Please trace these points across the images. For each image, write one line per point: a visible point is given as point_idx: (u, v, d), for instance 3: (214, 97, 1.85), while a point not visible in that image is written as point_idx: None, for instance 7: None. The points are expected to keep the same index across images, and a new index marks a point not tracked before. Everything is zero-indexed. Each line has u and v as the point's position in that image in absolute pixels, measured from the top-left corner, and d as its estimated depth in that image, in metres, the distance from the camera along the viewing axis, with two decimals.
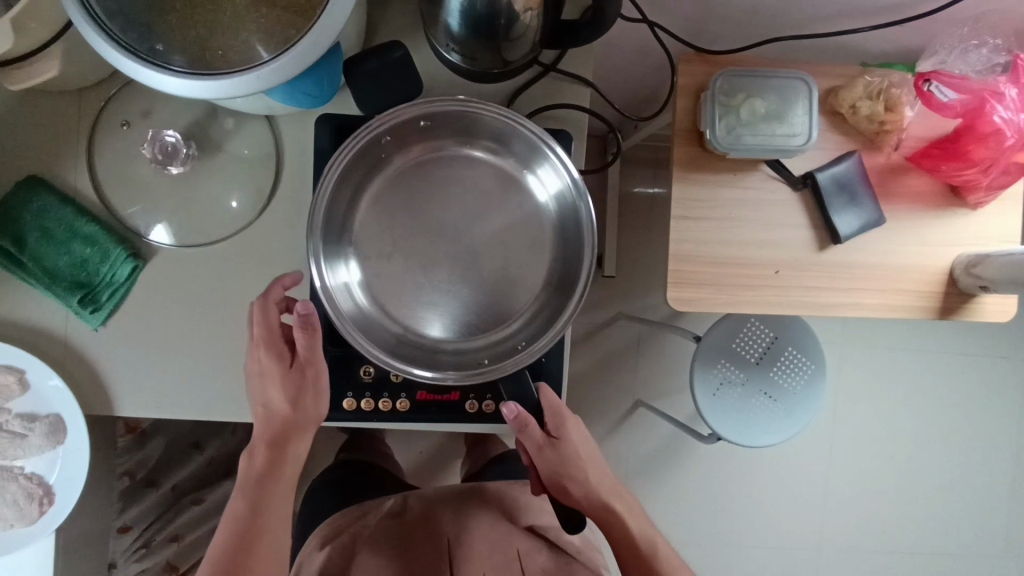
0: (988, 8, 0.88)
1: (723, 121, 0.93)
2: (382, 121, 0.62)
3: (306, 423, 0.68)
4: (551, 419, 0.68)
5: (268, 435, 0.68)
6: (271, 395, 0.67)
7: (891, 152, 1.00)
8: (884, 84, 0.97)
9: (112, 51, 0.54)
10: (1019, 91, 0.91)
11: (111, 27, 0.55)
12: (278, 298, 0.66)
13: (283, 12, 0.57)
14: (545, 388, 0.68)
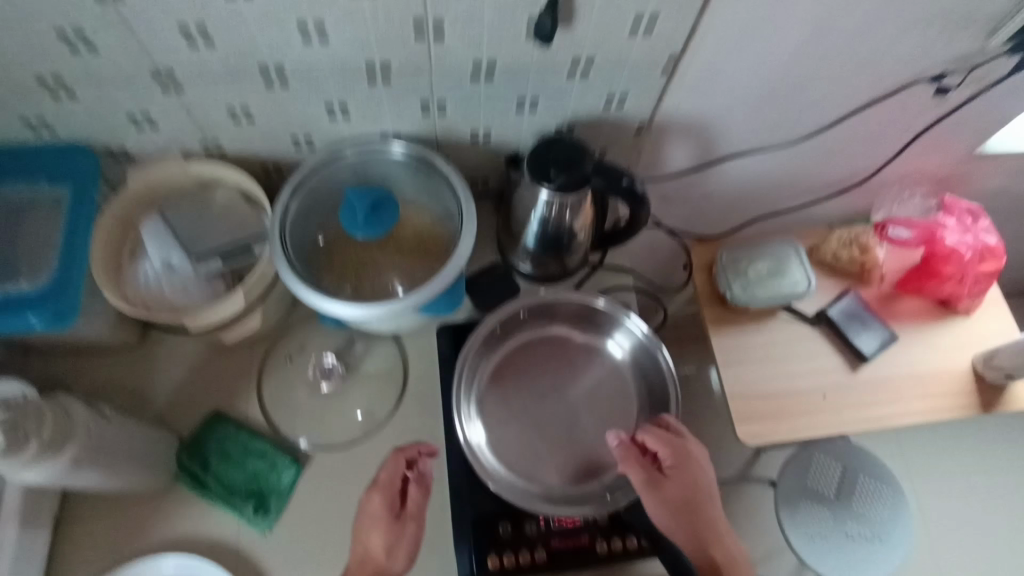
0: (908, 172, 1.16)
1: (737, 282, 1.16)
2: (496, 315, 0.84)
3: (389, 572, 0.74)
4: (665, 456, 0.76)
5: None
6: (371, 542, 0.75)
7: (880, 284, 1.20)
8: (853, 234, 1.20)
9: (301, 289, 0.74)
10: (957, 219, 1.15)
11: (304, 276, 0.76)
12: (408, 453, 0.77)
13: (412, 262, 0.82)
14: (654, 429, 0.77)
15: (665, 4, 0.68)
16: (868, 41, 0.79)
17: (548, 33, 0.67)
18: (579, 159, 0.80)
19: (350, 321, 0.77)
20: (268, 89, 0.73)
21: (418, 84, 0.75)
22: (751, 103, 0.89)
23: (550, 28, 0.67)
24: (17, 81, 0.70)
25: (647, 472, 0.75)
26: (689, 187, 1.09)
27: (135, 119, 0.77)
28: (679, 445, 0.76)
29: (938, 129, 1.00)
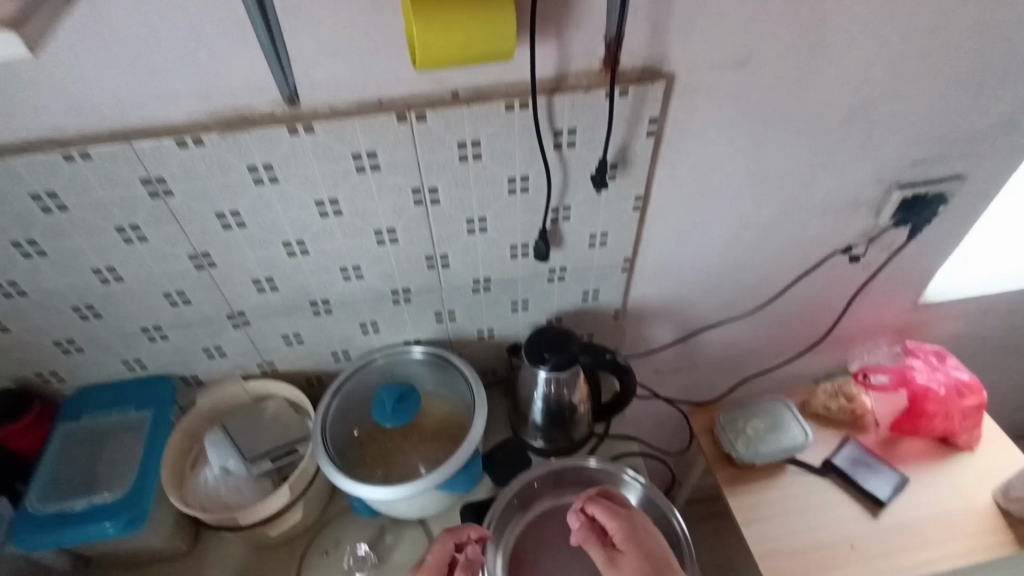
0: (870, 327, 1.30)
1: (740, 440, 1.23)
2: (513, 486, 0.93)
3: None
4: (618, 532, 0.81)
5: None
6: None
7: (875, 428, 1.27)
8: (837, 384, 1.30)
9: (339, 477, 0.85)
10: (923, 360, 1.27)
11: (342, 467, 0.88)
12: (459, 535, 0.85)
13: (435, 445, 0.94)
14: (603, 506, 0.84)
15: (611, 224, 0.91)
16: (781, 230, 1.01)
17: (545, 251, 0.90)
18: (567, 341, 0.96)
19: (382, 503, 0.86)
20: (316, 317, 0.94)
21: (432, 300, 0.95)
22: (706, 284, 1.08)
23: (543, 248, 0.89)
24: (124, 333, 0.90)
25: (603, 548, 0.82)
26: (676, 360, 1.23)
27: (209, 352, 0.96)
28: (629, 520, 0.82)
29: (872, 287, 1.17)
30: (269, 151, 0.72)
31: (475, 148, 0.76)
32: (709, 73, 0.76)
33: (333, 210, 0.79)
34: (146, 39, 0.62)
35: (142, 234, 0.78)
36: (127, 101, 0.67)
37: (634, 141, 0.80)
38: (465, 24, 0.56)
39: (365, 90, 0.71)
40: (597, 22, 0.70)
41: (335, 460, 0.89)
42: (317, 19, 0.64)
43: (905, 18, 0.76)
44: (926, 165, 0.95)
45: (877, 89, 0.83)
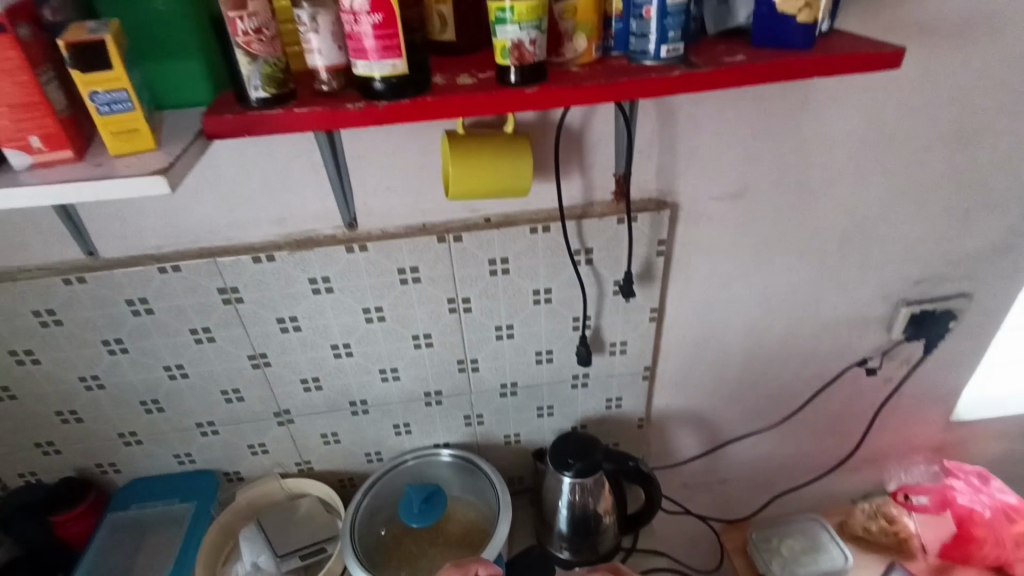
0: (905, 445, 1.27)
1: (775, 561, 1.16)
2: None
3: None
4: None
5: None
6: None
7: (925, 555, 1.18)
8: (876, 504, 1.23)
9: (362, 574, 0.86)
10: (963, 480, 1.22)
11: (367, 566, 0.90)
12: None
13: (458, 549, 0.95)
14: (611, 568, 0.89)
15: (629, 335, 0.98)
16: (794, 343, 1.06)
17: (587, 355, 0.93)
18: (591, 448, 0.98)
19: None
20: (353, 416, 1.00)
21: (462, 403, 1.02)
22: (727, 395, 1.11)
23: (588, 353, 0.92)
24: (180, 427, 0.98)
25: None
26: (704, 474, 1.22)
27: (253, 449, 1.02)
28: None
29: (896, 402, 1.17)
30: (328, 266, 0.83)
31: (504, 264, 0.87)
32: (709, 203, 0.88)
33: (377, 316, 0.89)
34: (240, 179, 0.78)
35: (211, 334, 0.88)
36: (217, 224, 0.81)
37: (646, 260, 0.90)
38: (495, 166, 0.69)
39: (411, 216, 0.83)
40: (609, 162, 0.82)
41: (361, 560, 0.91)
42: (377, 162, 0.78)
43: (880, 159, 0.87)
44: (928, 284, 1.02)
45: (864, 217, 0.93)
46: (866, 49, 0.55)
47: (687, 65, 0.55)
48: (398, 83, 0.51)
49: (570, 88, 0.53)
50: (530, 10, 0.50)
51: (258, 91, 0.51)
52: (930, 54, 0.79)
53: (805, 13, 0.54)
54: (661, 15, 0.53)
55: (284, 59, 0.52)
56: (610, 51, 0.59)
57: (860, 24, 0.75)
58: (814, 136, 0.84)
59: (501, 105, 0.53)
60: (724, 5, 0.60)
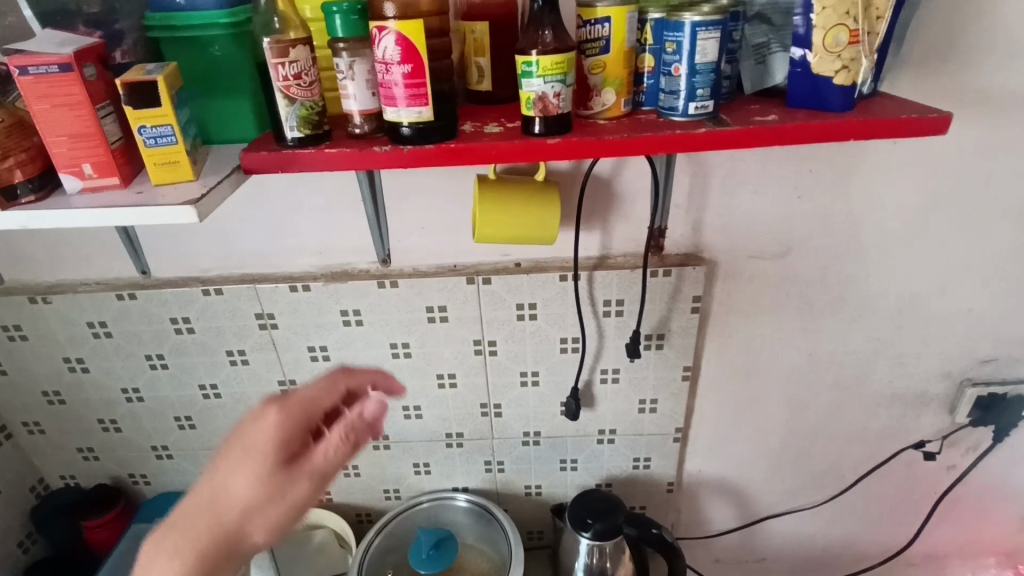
0: (975, 545, 1.12)
1: None
2: None
3: (258, 540, 0.52)
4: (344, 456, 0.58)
5: (210, 513, 0.51)
6: (233, 484, 0.51)
7: None
8: None
9: None
10: None
11: None
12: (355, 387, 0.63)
13: None
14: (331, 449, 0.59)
15: (660, 393, 0.94)
16: (842, 417, 0.98)
17: (577, 410, 0.92)
18: (614, 509, 0.93)
19: None
20: (374, 451, 1.00)
21: (482, 448, 1.00)
22: (765, 466, 1.03)
23: (576, 408, 0.91)
24: (209, 446, 1.01)
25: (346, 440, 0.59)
26: (739, 551, 1.13)
27: None
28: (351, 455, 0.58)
29: (960, 494, 1.06)
30: (359, 299, 0.85)
31: (532, 310, 0.86)
32: (749, 261, 0.84)
33: (404, 352, 0.90)
34: (285, 212, 0.81)
35: (245, 357, 0.91)
36: (260, 253, 0.84)
37: (680, 316, 0.86)
38: (524, 213, 0.70)
39: (444, 257, 0.84)
40: (644, 215, 0.81)
41: None
42: (413, 202, 0.80)
43: (938, 226, 0.82)
44: (997, 364, 0.93)
45: (922, 287, 0.87)
46: (907, 115, 0.53)
47: (716, 123, 0.54)
48: (424, 129, 0.52)
49: (593, 141, 0.53)
50: (557, 64, 0.51)
51: (293, 131, 0.53)
52: (997, 121, 0.75)
53: (843, 75, 0.53)
54: (690, 73, 0.53)
55: (321, 102, 0.54)
56: (641, 106, 0.59)
57: (918, 88, 0.72)
58: (864, 198, 0.80)
59: (523, 154, 0.53)
60: (763, 64, 0.60)
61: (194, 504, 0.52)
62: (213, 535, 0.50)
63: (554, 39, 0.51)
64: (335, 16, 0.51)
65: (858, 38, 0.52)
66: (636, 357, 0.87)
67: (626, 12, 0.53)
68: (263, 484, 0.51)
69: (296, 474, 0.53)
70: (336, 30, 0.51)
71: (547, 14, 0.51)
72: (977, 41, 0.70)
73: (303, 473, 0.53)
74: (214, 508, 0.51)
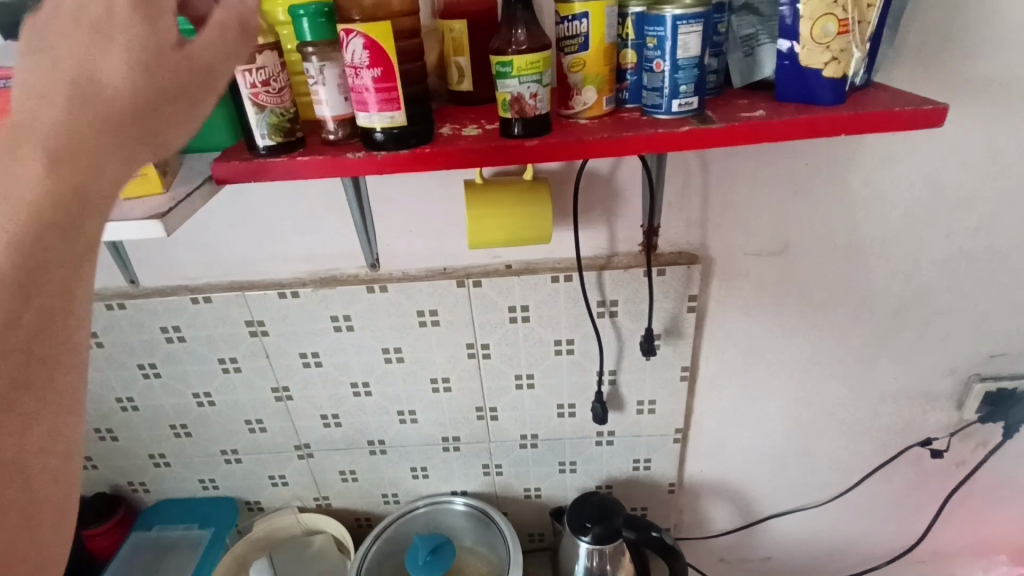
0: (985, 542, 1.10)
1: None
2: None
3: (152, 141, 0.40)
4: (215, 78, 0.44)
5: (89, 108, 0.37)
6: (102, 64, 0.38)
7: None
8: None
9: None
10: None
11: None
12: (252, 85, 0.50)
13: None
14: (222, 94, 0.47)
15: (658, 394, 0.92)
16: (846, 414, 0.96)
17: (605, 414, 0.89)
18: (611, 513, 0.91)
19: None
20: (370, 456, 0.99)
21: (480, 451, 0.98)
22: (769, 465, 1.01)
23: (607, 412, 0.88)
24: (206, 453, 1.00)
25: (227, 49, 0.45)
26: (743, 550, 1.11)
27: (274, 479, 1.04)
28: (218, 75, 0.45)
29: (970, 491, 1.04)
30: (349, 305, 0.84)
31: (524, 312, 0.84)
32: (745, 258, 0.82)
33: (396, 356, 0.89)
34: (271, 219, 0.80)
35: (237, 365, 0.90)
36: (247, 260, 0.83)
37: (675, 316, 0.84)
38: (515, 211, 0.68)
39: (433, 260, 0.83)
40: (636, 213, 0.79)
41: None
42: (400, 205, 0.79)
43: (942, 219, 0.80)
44: (1006, 358, 0.91)
45: (926, 280, 0.84)
46: (901, 107, 0.50)
47: (701, 120, 0.52)
48: (398, 133, 0.51)
49: (572, 142, 0.51)
50: (532, 64, 0.49)
51: (264, 139, 0.52)
52: (1002, 109, 0.72)
53: (832, 66, 0.51)
54: (672, 69, 0.51)
55: (292, 109, 0.53)
56: (625, 103, 0.57)
57: (917, 76, 0.70)
58: (863, 193, 0.78)
59: (501, 158, 0.52)
60: (751, 57, 0.58)
61: (42, 91, 0.36)
62: (116, 169, 0.38)
63: (529, 37, 0.50)
64: (301, 20, 0.49)
65: (848, 28, 0.50)
66: (651, 355, 0.85)
67: (605, 6, 0.51)
68: (155, 77, 0.40)
69: (202, 88, 0.43)
70: (304, 33, 0.49)
71: (521, 11, 0.49)
72: (979, 24, 0.67)
73: (187, 62, 0.42)
74: (81, 94, 0.37)
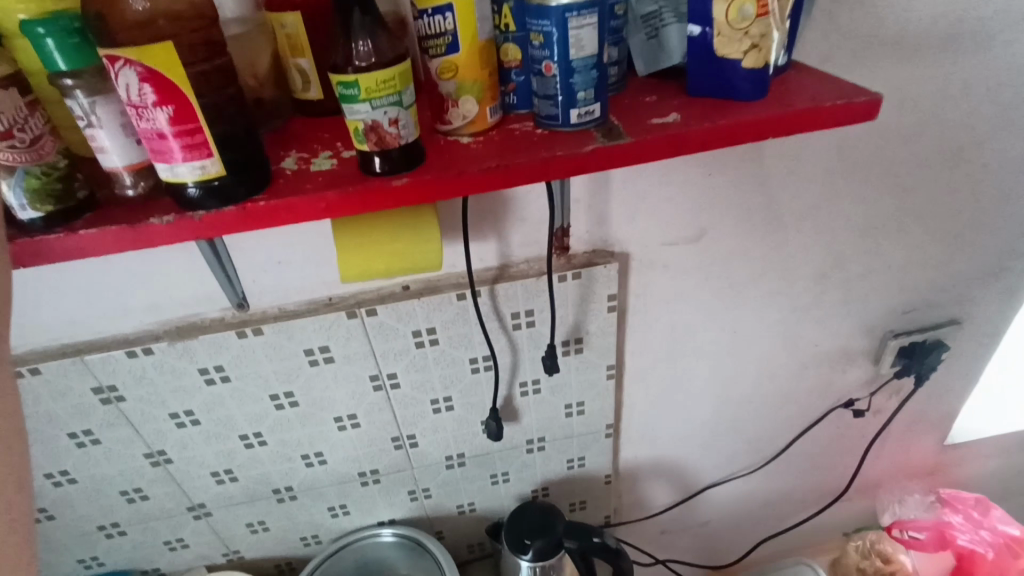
0: (895, 473, 1.16)
1: None
2: None
3: None
4: None
5: None
6: None
7: None
8: (869, 542, 1.13)
9: None
10: (963, 516, 1.10)
11: None
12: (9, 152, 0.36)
13: None
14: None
15: (586, 395, 0.86)
16: (771, 384, 0.95)
17: (497, 429, 0.81)
18: (550, 522, 0.87)
19: None
20: (280, 503, 0.88)
21: (403, 479, 0.90)
22: (702, 441, 1.00)
23: (497, 428, 0.80)
24: (80, 532, 0.85)
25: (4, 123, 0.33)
26: (684, 520, 1.11)
27: (171, 544, 0.90)
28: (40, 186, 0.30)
29: (886, 433, 1.08)
30: (218, 353, 0.70)
31: (431, 334, 0.74)
32: (663, 249, 0.75)
33: (288, 401, 0.77)
34: (99, 267, 0.64)
35: (94, 437, 0.75)
36: (80, 317, 0.67)
37: (597, 317, 0.77)
38: (391, 238, 0.55)
39: (314, 291, 0.70)
40: (543, 215, 0.70)
41: None
42: (261, 233, 0.65)
43: (856, 189, 0.77)
44: (916, 313, 0.92)
45: (841, 248, 0.82)
46: (831, 102, 0.43)
47: (607, 132, 0.43)
48: (220, 187, 0.38)
49: (451, 176, 0.40)
50: (385, 82, 0.38)
51: (26, 210, 0.38)
52: (909, 72, 0.68)
53: (752, 56, 0.43)
54: (565, 73, 0.40)
55: (64, 162, 0.39)
56: (513, 109, 0.47)
57: (825, 44, 0.64)
58: (779, 168, 0.72)
59: (364, 204, 0.40)
60: (655, 39, 0.48)
61: None
62: None
63: (374, 47, 0.38)
64: (44, 41, 0.35)
65: (767, 8, 0.41)
66: (554, 372, 0.77)
67: None
68: None
69: None
70: (54, 61, 0.35)
71: (358, 14, 0.37)
72: None
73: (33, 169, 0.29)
74: None
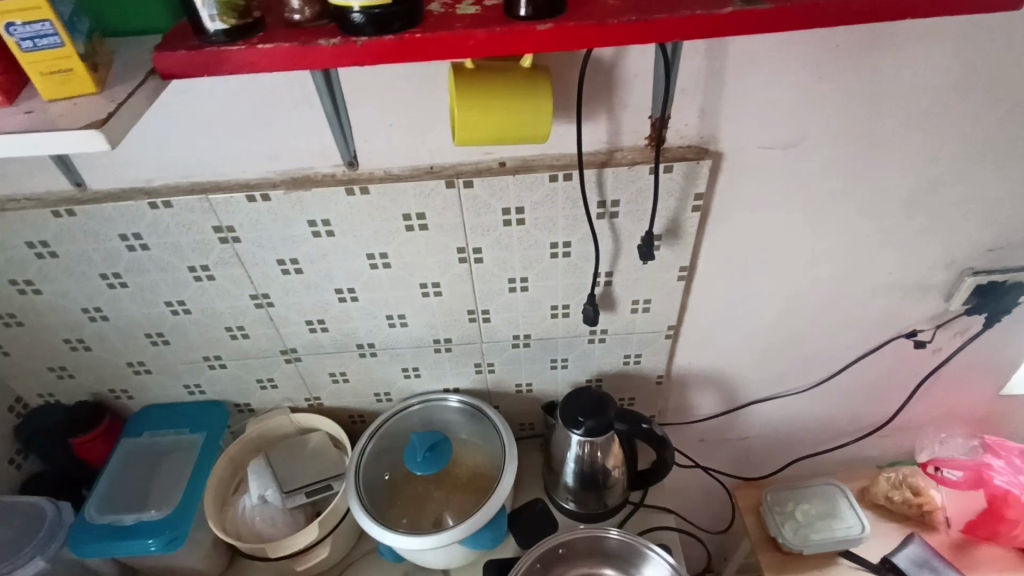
0: (941, 415, 1.17)
1: (787, 525, 1.13)
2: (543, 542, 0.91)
3: None
4: None
5: None
6: None
7: (947, 528, 1.13)
8: (901, 475, 1.17)
9: (360, 513, 0.89)
10: (1004, 461, 1.11)
11: (365, 496, 0.92)
12: None
13: (462, 492, 0.95)
14: None
15: (655, 292, 0.90)
16: (836, 308, 0.96)
17: (593, 315, 0.86)
18: (603, 406, 0.93)
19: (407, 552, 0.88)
20: (361, 358, 0.97)
21: (472, 351, 0.97)
22: (755, 356, 1.03)
23: (594, 314, 0.86)
24: (188, 359, 0.97)
25: None
26: (724, 432, 1.17)
27: (262, 383, 1.01)
28: None
29: (942, 374, 1.09)
30: (328, 208, 0.77)
31: (519, 214, 0.79)
32: (757, 152, 0.76)
33: (382, 262, 0.83)
34: (229, 112, 0.70)
35: (210, 273, 0.84)
36: (208, 156, 0.74)
37: (679, 215, 0.80)
38: (507, 102, 0.58)
39: (418, 158, 0.75)
40: (645, 102, 0.71)
41: (367, 504, 0.91)
42: (377, 93, 0.69)
43: (967, 111, 0.75)
44: (1002, 252, 0.91)
45: (938, 174, 0.80)
46: None
47: None
48: (381, 14, 0.42)
49: (593, 25, 0.42)
50: None
51: (215, 22, 0.43)
52: None
53: None
54: None
55: None
56: None
57: None
58: (892, 79, 0.71)
59: (509, 44, 0.43)
60: None
61: None
62: None
63: None
64: None
65: None
66: (649, 259, 0.81)
67: None
68: None
69: None
70: None
71: None
72: None
73: None
74: None
